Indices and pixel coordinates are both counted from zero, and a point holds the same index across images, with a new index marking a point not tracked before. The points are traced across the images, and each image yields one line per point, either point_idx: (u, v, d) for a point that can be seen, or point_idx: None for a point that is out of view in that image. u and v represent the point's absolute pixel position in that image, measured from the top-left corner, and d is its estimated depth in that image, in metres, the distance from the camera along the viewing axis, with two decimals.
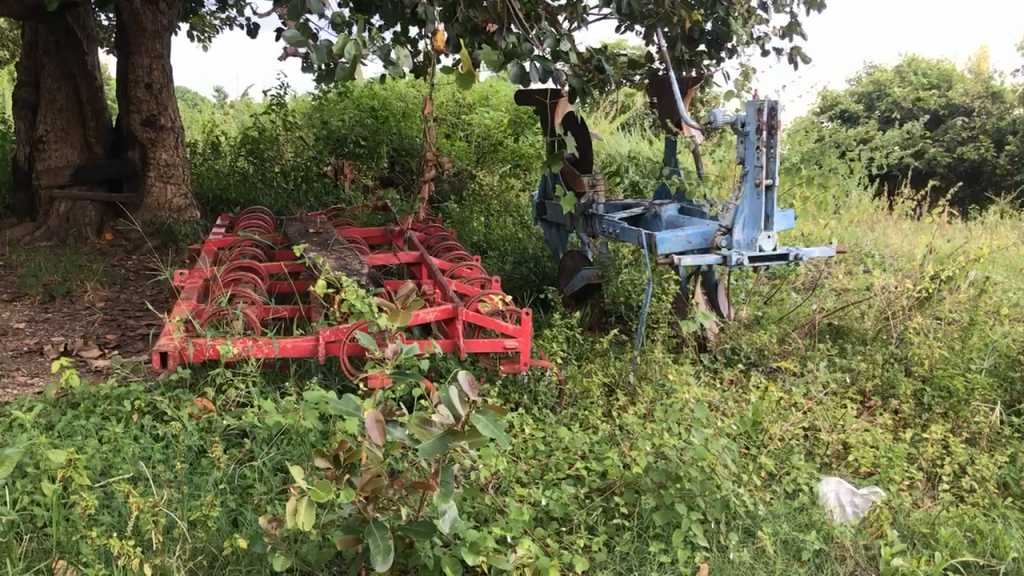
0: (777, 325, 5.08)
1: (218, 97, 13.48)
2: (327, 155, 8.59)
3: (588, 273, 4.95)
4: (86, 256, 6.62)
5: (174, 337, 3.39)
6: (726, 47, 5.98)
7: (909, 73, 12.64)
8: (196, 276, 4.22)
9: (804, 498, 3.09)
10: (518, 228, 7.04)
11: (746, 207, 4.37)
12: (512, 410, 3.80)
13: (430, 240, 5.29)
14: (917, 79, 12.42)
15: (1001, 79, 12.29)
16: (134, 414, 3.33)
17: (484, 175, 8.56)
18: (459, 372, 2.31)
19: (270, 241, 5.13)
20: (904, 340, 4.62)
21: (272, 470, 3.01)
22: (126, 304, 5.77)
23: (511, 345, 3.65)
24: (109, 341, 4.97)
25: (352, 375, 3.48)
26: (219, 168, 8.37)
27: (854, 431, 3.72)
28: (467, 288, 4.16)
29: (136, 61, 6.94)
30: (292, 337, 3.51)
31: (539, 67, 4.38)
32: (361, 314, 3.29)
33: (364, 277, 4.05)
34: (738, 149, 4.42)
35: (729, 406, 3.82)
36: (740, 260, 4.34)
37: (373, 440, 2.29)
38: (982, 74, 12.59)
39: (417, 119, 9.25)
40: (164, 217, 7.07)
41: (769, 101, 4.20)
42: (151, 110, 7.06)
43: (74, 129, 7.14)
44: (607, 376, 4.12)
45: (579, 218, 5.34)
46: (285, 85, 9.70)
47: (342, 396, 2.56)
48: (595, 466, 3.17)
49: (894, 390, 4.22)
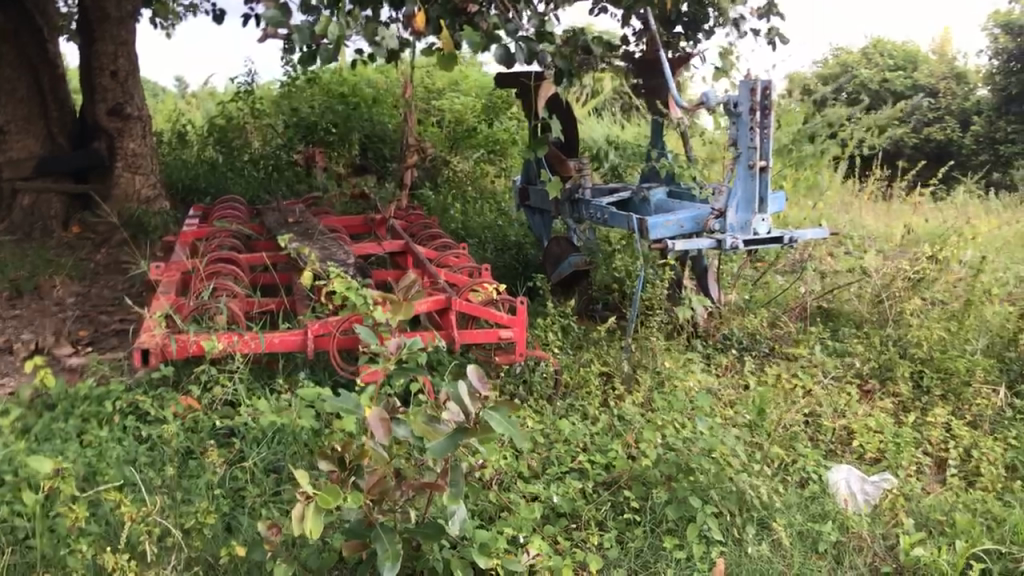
0: (767, 308, 5.00)
1: (179, 87, 13.12)
2: (298, 143, 8.40)
3: (576, 259, 4.90)
4: (53, 250, 6.40)
5: (155, 334, 3.24)
6: (704, 27, 5.86)
7: (876, 54, 12.34)
8: (175, 269, 4.07)
9: (816, 487, 3.02)
10: (496, 215, 6.91)
11: (740, 189, 4.28)
12: (507, 401, 3.71)
13: (413, 228, 5.16)
14: (883, 61, 12.15)
15: (966, 60, 12.33)
16: (116, 415, 3.19)
17: (458, 161, 8.40)
18: (469, 366, 2.23)
19: (249, 232, 4.97)
20: (899, 322, 4.58)
21: (265, 470, 2.87)
22: (98, 298, 5.58)
23: (506, 335, 3.56)
24: (83, 337, 4.80)
25: (343, 369, 3.36)
26: (187, 157, 8.16)
27: (857, 417, 3.66)
28: (457, 278, 4.04)
29: (101, 49, 6.72)
30: (279, 331, 3.38)
31: (524, 48, 4.42)
32: (353, 306, 3.16)
33: (352, 268, 3.92)
34: (730, 131, 4.32)
35: (730, 393, 3.75)
36: (735, 243, 4.24)
37: (378, 439, 2.19)
38: (947, 53, 12.69)
39: (389, 105, 9.08)
40: (134, 208, 6.88)
41: (763, 80, 4.11)
42: (117, 98, 6.86)
43: (36, 120, 6.96)
44: (601, 364, 4.01)
45: (564, 203, 5.22)
46: (252, 72, 9.48)
47: (344, 393, 2.46)
48: (598, 458, 3.08)
49: (892, 372, 4.17)
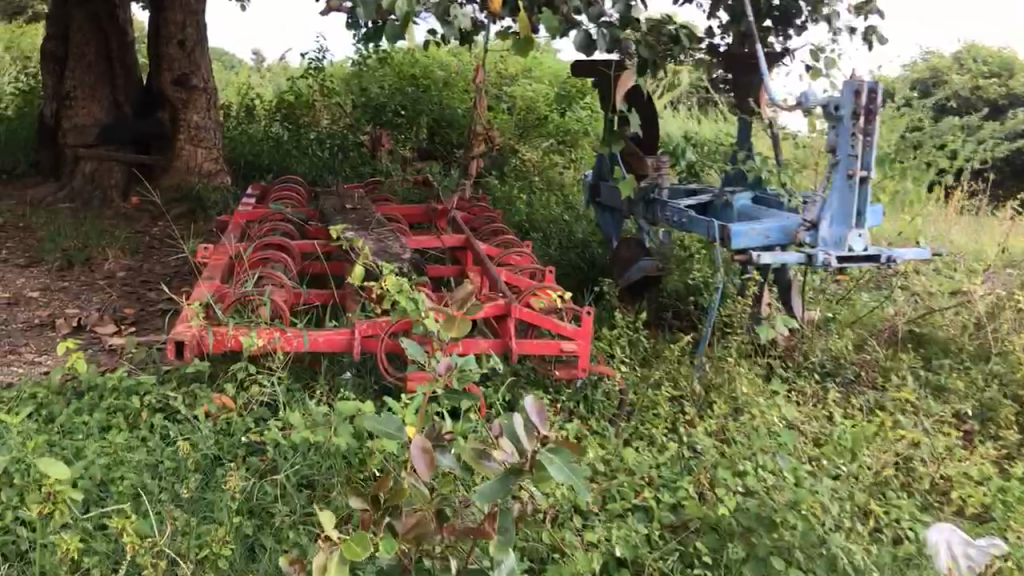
0: (852, 329, 4.61)
1: (254, 61, 12.97)
2: (364, 124, 8.17)
3: (647, 264, 4.52)
4: (109, 220, 6.27)
5: (192, 325, 3.02)
6: (795, 22, 5.37)
7: (969, 61, 10.11)
8: (222, 254, 3.86)
9: (912, 547, 2.64)
10: (564, 209, 6.58)
11: (835, 200, 3.89)
12: (566, 419, 3.41)
13: (476, 221, 4.87)
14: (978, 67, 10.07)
15: None
16: (144, 411, 2.96)
17: (527, 151, 8.06)
18: (526, 398, 1.90)
19: (304, 216, 4.73)
20: (1005, 356, 4.14)
21: (296, 485, 2.61)
22: (149, 273, 5.41)
23: (569, 348, 3.24)
24: (128, 316, 4.62)
25: (390, 374, 3.08)
26: (252, 132, 7.98)
27: (960, 464, 3.25)
28: (519, 280, 3.74)
29: (170, 17, 6.56)
30: (324, 329, 3.13)
31: (607, 35, 4.23)
32: (404, 310, 2.89)
33: (407, 263, 3.64)
34: (828, 135, 3.93)
35: (814, 427, 3.39)
36: (827, 259, 3.85)
37: (421, 474, 1.91)
38: None
39: (461, 88, 8.77)
40: (194, 182, 6.69)
41: (869, 82, 3.71)
42: (183, 68, 6.68)
43: (103, 86, 6.92)
44: (671, 385, 3.67)
45: (638, 203, 4.88)
46: (324, 48, 9.27)
47: (385, 413, 2.18)
48: (665, 496, 2.75)
49: (996, 415, 3.75)
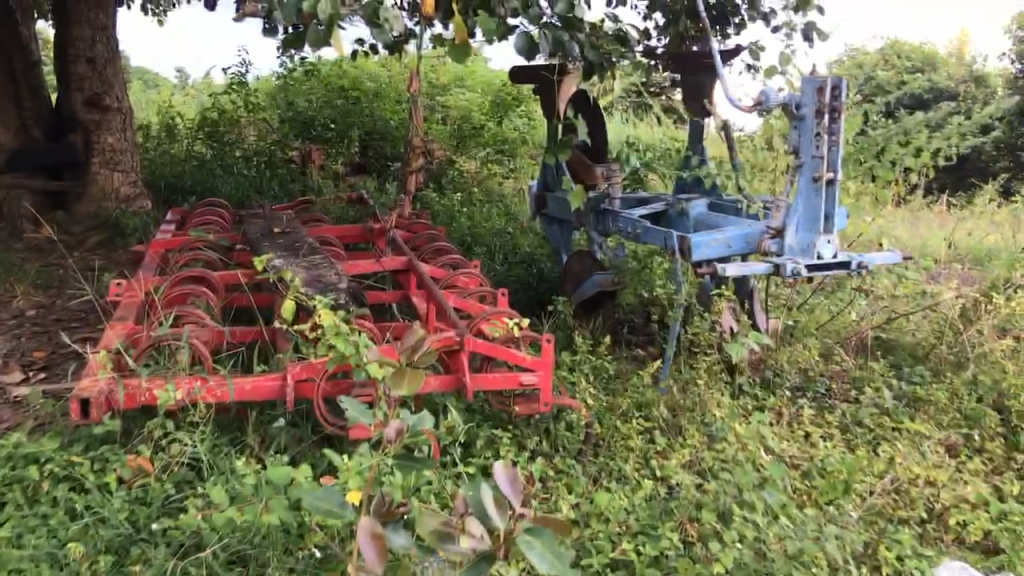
0: (817, 336, 4.37)
1: (179, 78, 12.45)
2: (292, 139, 7.77)
3: (600, 278, 4.30)
4: (18, 253, 5.77)
5: (99, 379, 2.64)
6: (734, 22, 5.09)
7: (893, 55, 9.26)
8: (136, 289, 3.46)
9: None
10: (508, 222, 6.27)
11: (801, 205, 3.64)
12: (528, 458, 3.10)
13: (416, 239, 4.53)
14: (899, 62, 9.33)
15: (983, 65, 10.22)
16: (45, 482, 2.56)
17: (464, 161, 7.74)
18: (495, 463, 1.61)
19: (229, 242, 4.34)
20: (981, 361, 3.92)
21: (225, 564, 2.26)
22: (63, 309, 4.96)
23: (529, 381, 2.93)
24: (37, 360, 4.18)
25: (329, 422, 2.75)
26: (174, 153, 7.53)
27: (955, 484, 3.00)
28: (471, 305, 3.42)
29: (76, 34, 6.11)
30: (253, 374, 2.76)
31: (550, 36, 3.92)
32: (340, 354, 2.55)
33: (344, 293, 3.28)
34: (790, 137, 3.68)
35: (797, 454, 3.11)
36: (796, 268, 3.57)
37: (371, 565, 1.58)
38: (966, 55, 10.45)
39: (392, 98, 8.42)
40: (110, 208, 6.25)
41: (832, 79, 3.47)
42: (95, 87, 6.24)
43: (9, 108, 6.40)
44: (640, 414, 3.38)
45: (588, 214, 4.59)
46: (247, 62, 8.85)
47: (323, 487, 1.85)
48: (646, 547, 2.47)
49: (982, 426, 3.51)
